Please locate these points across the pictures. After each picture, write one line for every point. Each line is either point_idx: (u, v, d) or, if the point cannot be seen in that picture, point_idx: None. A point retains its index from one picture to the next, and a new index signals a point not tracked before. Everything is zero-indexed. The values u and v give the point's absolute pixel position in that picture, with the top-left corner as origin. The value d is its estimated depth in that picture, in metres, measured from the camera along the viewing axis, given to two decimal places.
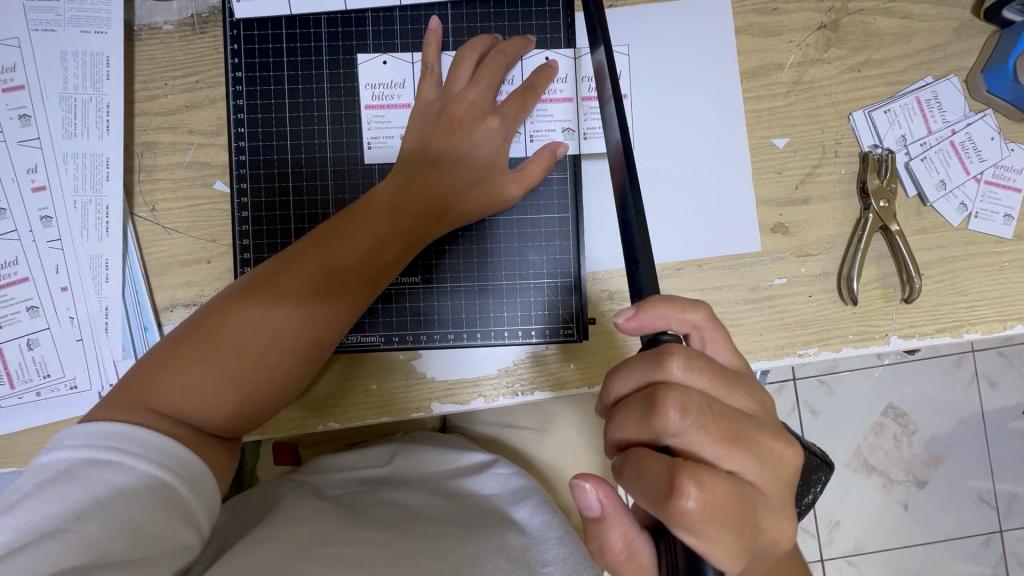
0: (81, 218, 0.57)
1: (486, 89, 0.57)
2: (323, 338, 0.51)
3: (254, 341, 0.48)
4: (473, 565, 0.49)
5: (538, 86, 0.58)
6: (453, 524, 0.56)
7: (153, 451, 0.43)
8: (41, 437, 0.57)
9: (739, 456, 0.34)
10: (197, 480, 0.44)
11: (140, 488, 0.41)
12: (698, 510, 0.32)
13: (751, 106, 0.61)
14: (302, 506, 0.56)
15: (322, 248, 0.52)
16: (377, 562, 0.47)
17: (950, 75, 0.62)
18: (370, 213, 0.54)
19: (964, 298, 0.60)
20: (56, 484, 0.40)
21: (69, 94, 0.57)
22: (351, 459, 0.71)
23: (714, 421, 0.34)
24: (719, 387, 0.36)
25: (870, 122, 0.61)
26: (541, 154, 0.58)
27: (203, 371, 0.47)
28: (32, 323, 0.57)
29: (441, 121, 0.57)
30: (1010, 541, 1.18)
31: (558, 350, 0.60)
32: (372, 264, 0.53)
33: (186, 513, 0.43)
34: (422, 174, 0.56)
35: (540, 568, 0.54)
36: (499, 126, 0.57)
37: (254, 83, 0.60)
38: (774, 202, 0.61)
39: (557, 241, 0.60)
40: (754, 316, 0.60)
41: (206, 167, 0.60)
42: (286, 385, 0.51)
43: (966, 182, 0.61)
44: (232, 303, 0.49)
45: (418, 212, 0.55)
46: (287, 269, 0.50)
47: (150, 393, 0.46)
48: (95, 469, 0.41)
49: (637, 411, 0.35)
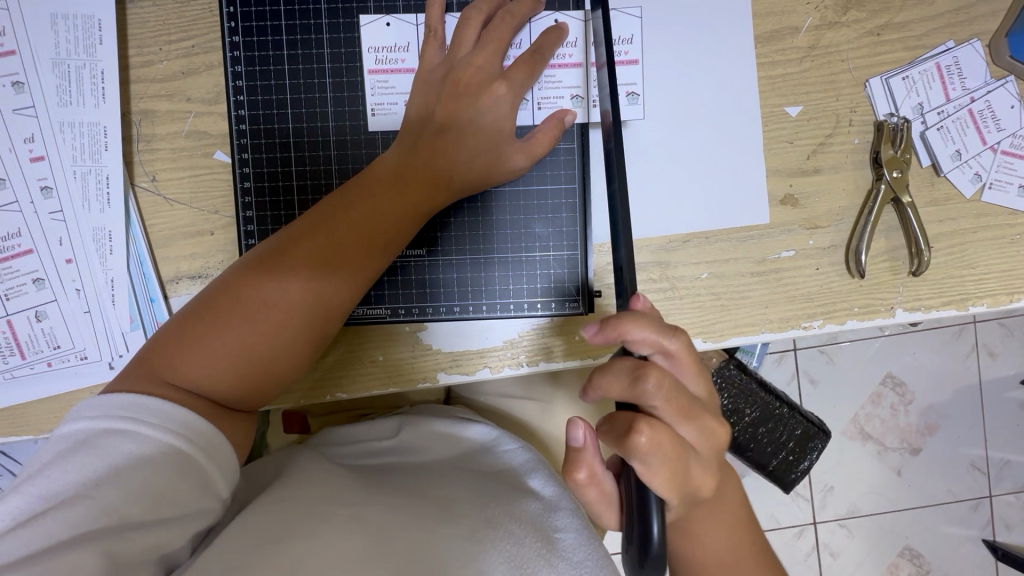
0: (82, 189, 0.56)
1: (493, 53, 0.55)
2: (335, 313, 0.51)
3: (267, 317, 0.48)
4: (485, 531, 0.51)
5: (546, 49, 0.56)
6: (467, 492, 0.58)
7: (169, 421, 0.44)
8: (53, 406, 0.58)
9: (687, 423, 0.42)
10: (214, 448, 0.45)
11: (157, 455, 0.43)
12: (647, 449, 0.39)
13: (765, 72, 0.59)
14: (315, 469, 0.58)
15: (331, 222, 0.51)
16: (391, 524, 0.49)
17: (973, 39, 0.59)
18: (378, 186, 0.53)
19: (972, 271, 0.60)
20: (73, 453, 0.41)
21: (62, 60, 0.56)
22: (360, 430, 0.72)
23: (677, 395, 0.41)
24: (687, 365, 0.43)
25: (887, 89, 0.60)
26: (550, 122, 0.56)
27: (219, 347, 0.47)
28: (39, 295, 0.57)
29: (447, 87, 0.55)
30: (998, 506, 1.21)
31: (564, 323, 0.60)
32: (381, 238, 0.52)
33: (203, 478, 0.44)
34: (428, 144, 0.54)
35: (553, 534, 0.55)
36: (506, 92, 0.55)
37: (252, 48, 0.58)
38: (785, 172, 0.60)
39: (565, 212, 0.59)
40: (760, 289, 0.60)
41: (205, 136, 0.59)
42: (301, 358, 0.51)
43: (982, 152, 0.60)
44: (243, 278, 0.49)
45: (426, 184, 0.54)
46: (296, 243, 0.50)
47: (167, 367, 0.46)
48: (112, 439, 0.42)
49: (623, 376, 0.42)
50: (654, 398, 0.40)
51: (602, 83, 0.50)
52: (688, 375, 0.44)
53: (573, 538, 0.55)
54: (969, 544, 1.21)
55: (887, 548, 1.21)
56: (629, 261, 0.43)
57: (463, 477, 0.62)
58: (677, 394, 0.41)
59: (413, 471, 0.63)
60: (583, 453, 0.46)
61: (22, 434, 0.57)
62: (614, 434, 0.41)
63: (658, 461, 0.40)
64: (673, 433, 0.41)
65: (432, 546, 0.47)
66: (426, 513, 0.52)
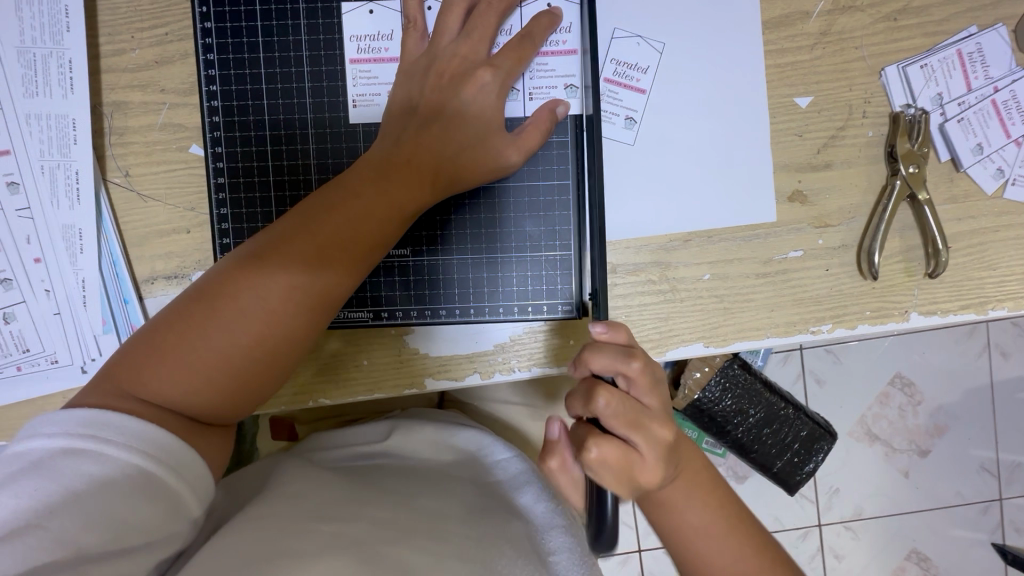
0: (51, 185, 0.54)
1: (479, 41, 0.52)
2: (316, 320, 0.48)
3: (243, 327, 0.45)
4: (477, 549, 0.50)
5: (536, 35, 0.53)
6: (461, 507, 0.57)
7: (135, 440, 0.41)
8: (23, 412, 0.55)
9: (637, 435, 0.44)
10: (184, 466, 0.43)
11: (121, 477, 0.40)
12: (595, 461, 0.43)
13: (773, 60, 0.56)
14: (300, 480, 0.55)
15: (311, 224, 0.48)
16: (377, 541, 0.47)
17: (998, 24, 0.56)
18: (360, 185, 0.50)
19: (992, 272, 0.56)
20: (27, 477, 0.39)
21: (27, 48, 0.53)
22: (347, 435, 0.70)
23: (628, 412, 0.43)
24: (643, 385, 0.44)
25: (904, 77, 0.56)
26: (540, 115, 0.53)
27: (191, 358, 0.45)
28: (7, 296, 0.54)
29: (429, 79, 0.52)
30: (1010, 510, 1.17)
31: (556, 327, 0.57)
32: (364, 241, 0.49)
33: (172, 500, 0.42)
34: (412, 138, 0.51)
35: (548, 556, 0.55)
36: (493, 80, 0.52)
37: (226, 35, 0.55)
38: (793, 167, 0.56)
39: (557, 210, 0.56)
40: (766, 291, 0.57)
41: (181, 129, 0.56)
42: (280, 368, 0.48)
43: (1004, 146, 0.56)
44: (218, 284, 0.46)
45: (412, 182, 0.51)
46: (273, 247, 0.47)
47: (138, 382, 0.44)
48: (70, 460, 0.40)
49: (579, 397, 0.45)
50: (605, 417, 0.43)
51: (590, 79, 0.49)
52: (643, 394, 0.45)
53: (566, 558, 0.56)
54: (978, 549, 1.18)
55: (894, 553, 1.17)
56: (603, 283, 0.45)
57: (456, 488, 0.60)
58: (623, 410, 0.43)
59: (401, 477, 0.61)
60: None
61: None
62: (575, 444, 0.45)
63: (605, 471, 0.43)
64: (622, 446, 0.43)
65: (419, 566, 0.46)
66: (413, 529, 0.50)
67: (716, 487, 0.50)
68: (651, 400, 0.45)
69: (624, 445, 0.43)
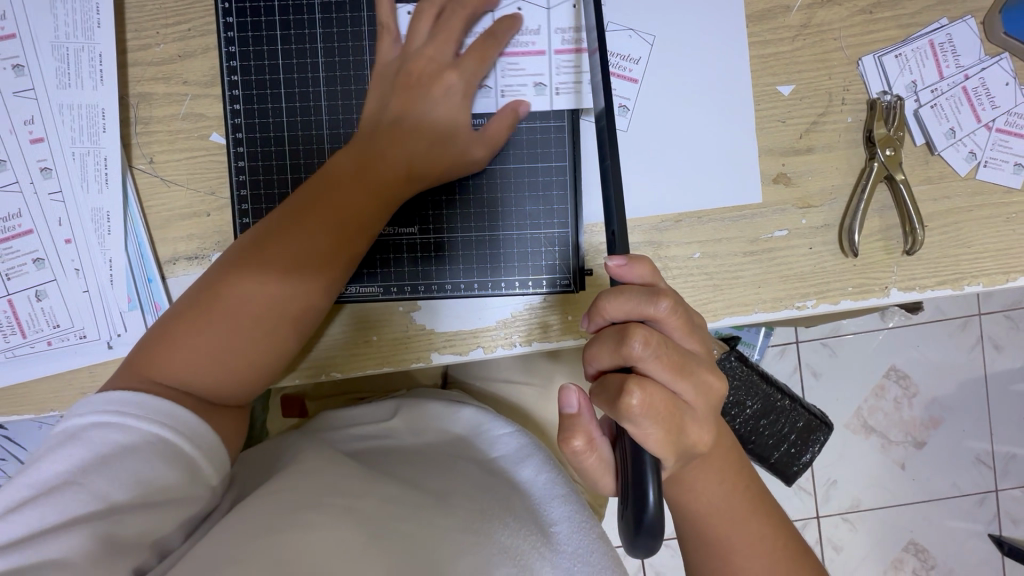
0: (81, 171, 0.57)
1: (445, 43, 0.56)
2: (319, 304, 0.53)
3: (246, 312, 0.50)
4: (481, 523, 0.54)
5: (500, 36, 0.57)
6: (466, 484, 0.60)
7: (152, 412, 0.45)
8: (53, 385, 0.58)
9: (682, 382, 0.41)
10: (199, 436, 0.46)
11: (142, 444, 0.44)
12: (639, 411, 0.39)
13: (756, 51, 0.60)
14: (315, 457, 0.58)
15: (303, 217, 0.52)
16: (387, 516, 0.51)
17: (967, 17, 0.59)
18: (344, 179, 0.53)
19: (967, 250, 0.60)
20: (61, 446, 0.43)
21: (61, 43, 0.57)
22: (356, 413, 0.73)
23: (669, 353, 0.41)
24: (678, 327, 0.43)
25: (880, 66, 0.59)
26: (502, 113, 0.57)
27: (201, 343, 0.49)
28: (39, 275, 0.58)
29: (400, 80, 0.56)
30: (1004, 499, 1.20)
31: (556, 302, 0.60)
32: (354, 228, 0.53)
33: (191, 466, 0.45)
34: (386, 135, 0.55)
35: (549, 528, 0.59)
36: (458, 81, 0.56)
37: (246, 29, 0.59)
38: (777, 152, 0.60)
39: (555, 190, 0.60)
40: (753, 268, 0.60)
41: (201, 118, 0.60)
42: (285, 349, 0.52)
43: (976, 130, 0.59)
44: (220, 276, 0.50)
45: (392, 176, 0.54)
46: (268, 239, 0.51)
47: (153, 368, 0.48)
48: (97, 430, 0.43)
49: (610, 342, 0.42)
50: (644, 359, 0.40)
51: (595, 70, 0.52)
52: (678, 336, 0.43)
53: (566, 528, 0.60)
54: (973, 538, 1.20)
55: (890, 541, 1.20)
56: (621, 225, 0.45)
57: (460, 466, 0.64)
58: (667, 352, 0.41)
59: (408, 458, 0.64)
60: (579, 420, 0.46)
61: (25, 412, 0.58)
62: (607, 397, 0.41)
63: (649, 422, 0.39)
64: (665, 391, 0.40)
65: (428, 540, 0.49)
66: (420, 505, 0.54)
67: (743, 473, 0.49)
68: (687, 343, 0.44)
69: (667, 389, 0.41)
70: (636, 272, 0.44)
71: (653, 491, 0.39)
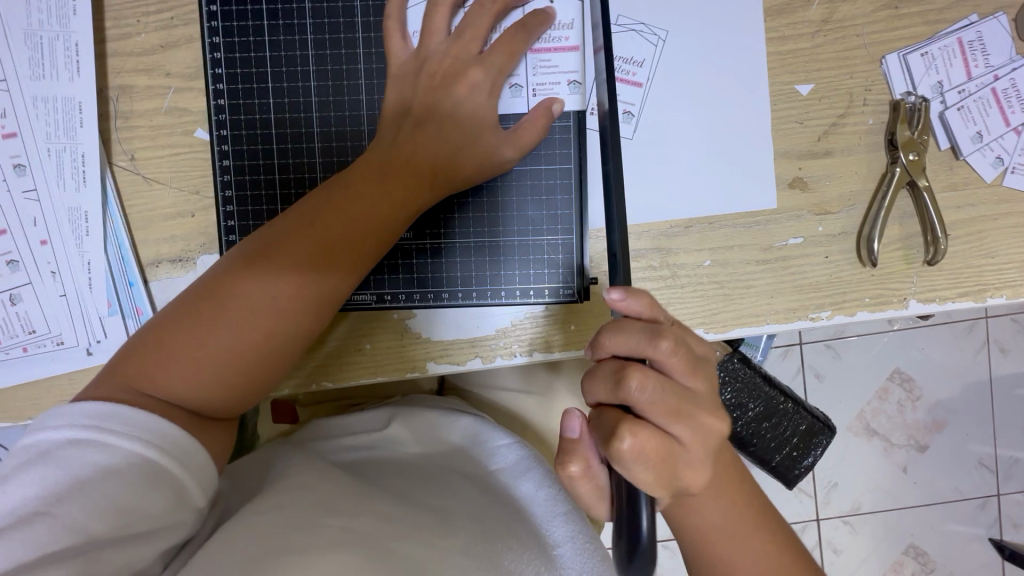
0: (57, 168, 0.54)
1: (470, 40, 0.52)
2: (325, 317, 0.49)
3: (252, 324, 0.46)
4: (483, 546, 0.51)
5: (532, 29, 0.53)
6: (464, 499, 0.58)
7: (137, 429, 0.42)
8: (28, 394, 0.56)
9: (677, 425, 0.39)
10: (186, 454, 0.43)
11: (124, 465, 0.41)
12: (630, 455, 0.37)
13: (774, 48, 0.56)
14: (306, 470, 0.56)
15: (317, 224, 0.48)
16: (384, 536, 0.48)
17: (997, 13, 0.56)
18: (363, 185, 0.50)
19: (991, 260, 0.57)
20: (34, 466, 0.40)
21: (34, 31, 0.53)
22: (350, 421, 0.70)
23: (666, 397, 0.39)
24: (681, 367, 0.40)
25: (904, 65, 0.56)
26: (535, 111, 0.53)
27: (197, 355, 0.45)
28: (13, 277, 0.55)
29: (423, 80, 0.52)
30: (1007, 505, 1.18)
31: (559, 312, 0.57)
32: (369, 240, 0.50)
33: (176, 488, 0.43)
34: (407, 139, 0.51)
35: (552, 551, 0.56)
36: (483, 79, 0.52)
37: (231, 18, 0.56)
38: (794, 154, 0.57)
39: (559, 194, 0.57)
40: (765, 277, 0.57)
41: (185, 113, 0.56)
42: (285, 364, 0.49)
43: (1004, 134, 0.56)
44: (225, 281, 0.47)
45: (411, 182, 0.51)
46: (280, 246, 0.48)
47: (145, 379, 0.45)
48: (76, 450, 0.40)
49: (607, 380, 0.40)
50: (641, 401, 0.38)
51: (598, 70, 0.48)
52: (682, 378, 0.40)
53: (570, 549, 0.58)
54: (976, 544, 1.18)
55: (892, 548, 1.18)
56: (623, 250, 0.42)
57: (460, 480, 0.61)
58: (664, 395, 0.39)
59: (404, 472, 0.62)
60: (579, 444, 0.44)
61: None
62: (602, 436, 0.40)
63: (643, 465, 0.38)
64: (662, 435, 0.38)
65: (425, 561, 0.47)
66: (418, 524, 0.51)
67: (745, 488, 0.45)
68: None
69: (660, 433, 0.38)
70: (638, 307, 0.41)
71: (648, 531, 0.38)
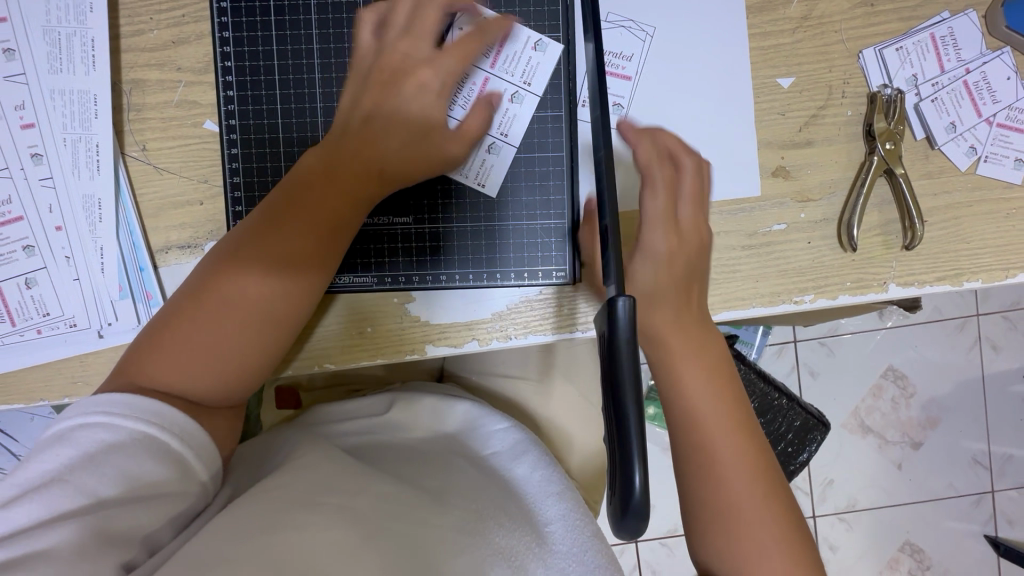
0: (73, 158, 0.57)
1: (419, 40, 0.55)
2: (300, 299, 0.51)
3: (230, 312, 0.48)
4: (475, 524, 0.54)
5: (489, 31, 0.56)
6: (461, 481, 0.60)
7: (140, 411, 0.44)
8: (41, 375, 0.58)
9: None
10: (188, 434, 0.45)
11: (131, 443, 0.43)
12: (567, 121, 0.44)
13: (757, 43, 0.59)
14: (308, 452, 0.58)
15: (282, 216, 0.51)
16: (382, 517, 0.50)
17: (968, 10, 0.59)
18: (323, 175, 0.52)
19: (966, 245, 0.59)
20: (49, 446, 0.42)
21: (53, 27, 0.56)
22: (351, 406, 0.72)
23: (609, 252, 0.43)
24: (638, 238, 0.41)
25: (881, 60, 0.59)
26: (478, 105, 0.56)
27: (183, 346, 0.48)
28: (29, 262, 0.57)
29: (373, 78, 0.54)
30: (1000, 500, 1.19)
31: (553, 294, 0.60)
32: (336, 224, 0.51)
33: (181, 463, 0.45)
34: (360, 130, 0.53)
35: (543, 527, 0.58)
36: (431, 78, 0.54)
37: (240, 14, 0.58)
38: (777, 145, 0.59)
39: (552, 180, 0.59)
40: (751, 262, 0.59)
41: (195, 105, 0.59)
42: (270, 347, 0.51)
43: (977, 125, 0.59)
44: (204, 278, 0.50)
45: (370, 166, 0.53)
46: (250, 240, 0.50)
47: (138, 375, 0.47)
48: (86, 430, 0.43)
49: None
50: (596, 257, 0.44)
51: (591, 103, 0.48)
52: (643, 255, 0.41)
53: (561, 526, 0.59)
54: (970, 539, 1.20)
55: (886, 543, 1.19)
56: (615, 218, 0.39)
57: (457, 462, 0.63)
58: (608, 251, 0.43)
59: (404, 455, 0.64)
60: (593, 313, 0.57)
61: (13, 403, 0.58)
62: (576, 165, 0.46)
63: None
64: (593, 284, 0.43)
65: (421, 540, 0.49)
66: (415, 504, 0.53)
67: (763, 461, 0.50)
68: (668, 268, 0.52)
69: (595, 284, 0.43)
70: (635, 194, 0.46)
71: (628, 363, 0.35)
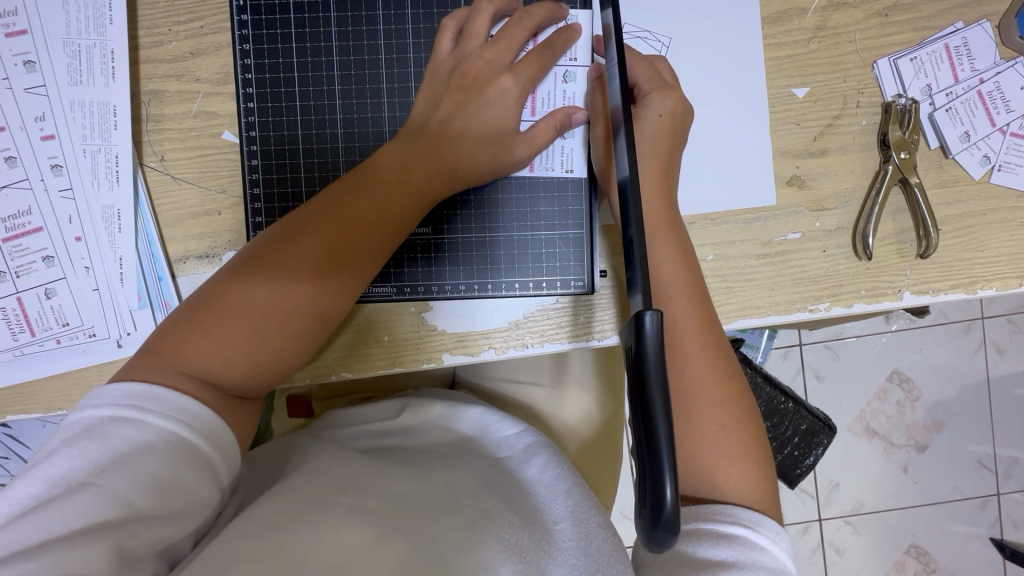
0: (92, 169, 0.57)
1: (505, 50, 0.55)
2: (345, 302, 0.51)
3: (279, 305, 0.48)
4: (486, 521, 0.52)
5: (560, 44, 0.56)
6: (473, 478, 0.59)
7: (170, 408, 0.44)
8: (59, 384, 0.58)
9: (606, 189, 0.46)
10: (216, 435, 0.46)
11: (160, 442, 0.43)
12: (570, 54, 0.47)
13: (771, 53, 0.59)
14: (323, 456, 0.58)
15: (341, 210, 0.51)
16: (393, 513, 0.50)
17: (981, 20, 0.59)
18: (386, 175, 0.52)
19: (980, 254, 0.60)
20: (78, 440, 0.42)
21: (73, 39, 0.57)
22: (364, 410, 0.72)
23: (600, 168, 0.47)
24: None
25: (895, 70, 0.59)
26: (554, 115, 0.56)
27: (227, 333, 0.47)
28: (49, 272, 0.58)
29: (455, 80, 0.55)
30: (1007, 504, 1.19)
31: (569, 304, 0.60)
32: (391, 227, 0.52)
33: (208, 465, 0.45)
34: (433, 133, 0.54)
35: (553, 526, 0.56)
36: (513, 86, 0.55)
37: (260, 27, 0.59)
38: (791, 154, 0.60)
39: (570, 191, 0.60)
40: (766, 271, 0.60)
41: (214, 116, 0.59)
42: (306, 347, 0.51)
43: (990, 134, 0.59)
44: (256, 263, 0.49)
45: (429, 173, 0.53)
46: (308, 230, 0.50)
47: (176, 357, 0.46)
48: (117, 426, 0.42)
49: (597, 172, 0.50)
50: None
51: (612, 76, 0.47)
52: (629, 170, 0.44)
53: (569, 523, 0.57)
54: (977, 543, 1.20)
55: (893, 547, 1.19)
56: (638, 232, 0.39)
57: (471, 463, 0.63)
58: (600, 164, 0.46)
59: (415, 455, 0.64)
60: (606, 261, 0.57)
61: (32, 412, 0.58)
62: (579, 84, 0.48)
63: None
64: None
65: (432, 535, 0.49)
66: (426, 504, 0.53)
67: (738, 389, 0.51)
68: (651, 163, 0.54)
69: None
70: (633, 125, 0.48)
71: (657, 375, 0.35)
